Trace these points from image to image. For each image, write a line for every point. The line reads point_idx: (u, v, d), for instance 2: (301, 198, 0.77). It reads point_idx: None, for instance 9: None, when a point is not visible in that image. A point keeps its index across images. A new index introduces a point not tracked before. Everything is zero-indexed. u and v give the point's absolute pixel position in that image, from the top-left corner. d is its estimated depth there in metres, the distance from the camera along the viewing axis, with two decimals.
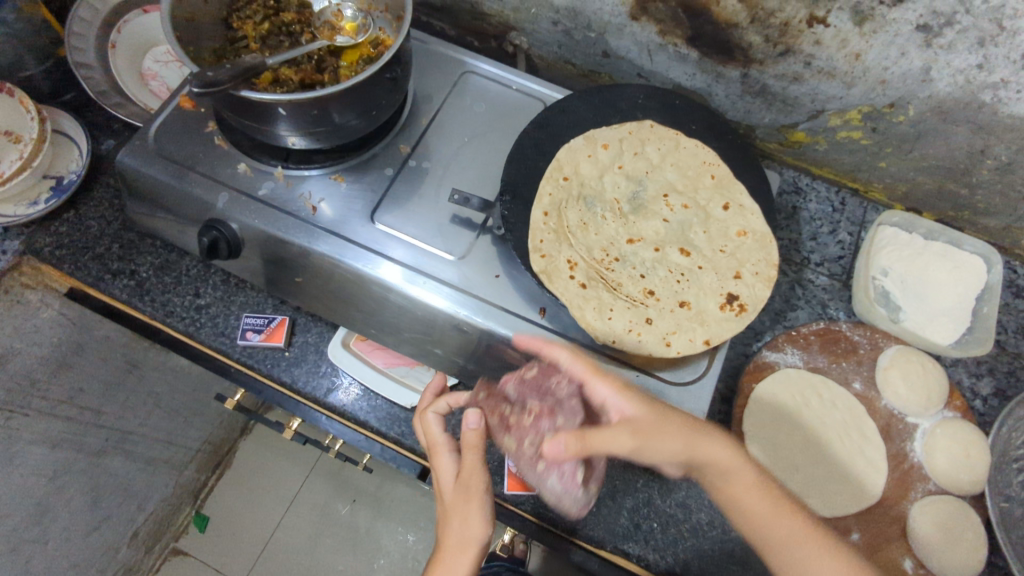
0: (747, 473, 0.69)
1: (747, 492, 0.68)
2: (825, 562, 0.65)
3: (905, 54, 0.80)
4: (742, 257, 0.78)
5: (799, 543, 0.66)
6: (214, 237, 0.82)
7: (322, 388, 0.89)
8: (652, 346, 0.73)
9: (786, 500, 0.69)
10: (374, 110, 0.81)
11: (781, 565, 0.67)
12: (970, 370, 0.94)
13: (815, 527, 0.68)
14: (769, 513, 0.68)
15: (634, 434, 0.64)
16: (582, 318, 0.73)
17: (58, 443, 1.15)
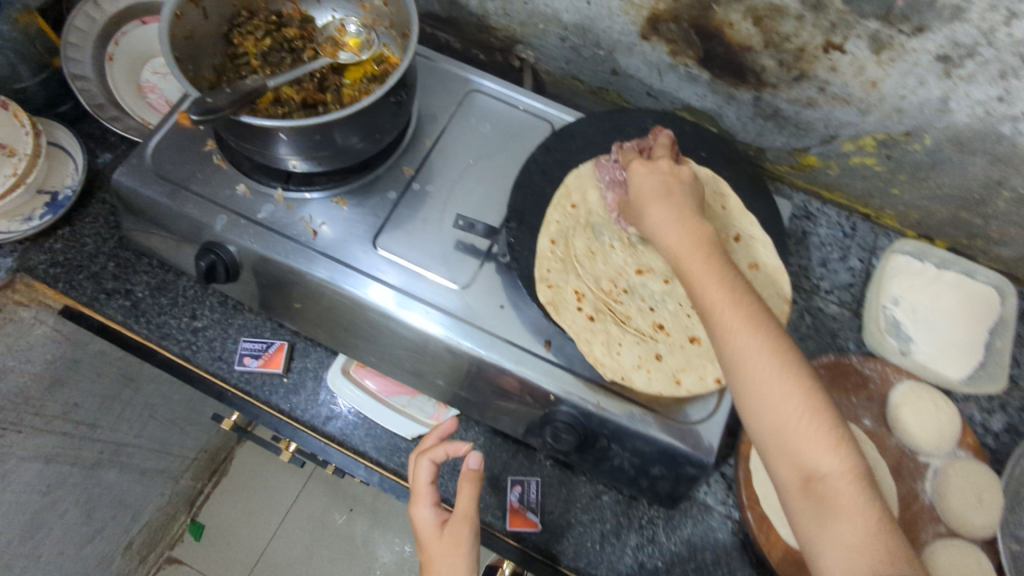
0: (715, 278, 0.60)
1: (712, 286, 0.60)
2: (793, 398, 0.54)
3: (924, 83, 0.78)
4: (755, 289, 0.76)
5: (746, 331, 0.56)
6: (211, 261, 0.81)
7: (320, 416, 0.89)
8: (662, 385, 0.71)
9: (760, 307, 0.58)
10: (378, 133, 0.78)
11: (740, 383, 0.56)
12: (982, 405, 0.93)
13: (791, 352, 0.56)
14: (733, 320, 0.57)
15: (659, 199, 0.68)
16: (590, 353, 0.72)
17: (52, 458, 1.09)
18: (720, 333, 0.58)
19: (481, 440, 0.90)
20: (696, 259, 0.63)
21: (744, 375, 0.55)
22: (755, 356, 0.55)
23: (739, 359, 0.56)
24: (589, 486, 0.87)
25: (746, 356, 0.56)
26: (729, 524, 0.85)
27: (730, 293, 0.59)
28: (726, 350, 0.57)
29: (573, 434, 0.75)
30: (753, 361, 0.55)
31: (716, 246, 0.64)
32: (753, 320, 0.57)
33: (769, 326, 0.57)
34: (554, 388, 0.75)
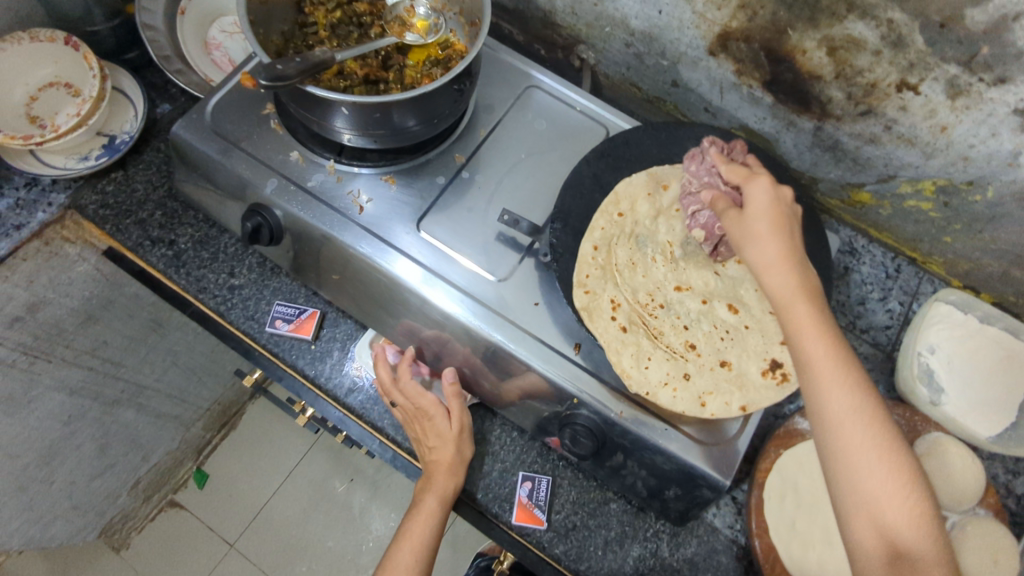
0: (818, 330, 0.57)
1: (817, 341, 0.57)
2: (886, 472, 0.54)
3: (996, 135, 0.76)
4: None
5: (849, 395, 0.55)
6: (257, 223, 0.82)
7: (343, 387, 0.90)
8: (686, 405, 0.71)
9: (862, 370, 0.57)
10: (436, 118, 0.79)
11: (832, 444, 0.55)
12: (1009, 466, 0.92)
13: (887, 420, 0.56)
14: (836, 379, 0.56)
15: (773, 230, 0.61)
16: (618, 364, 0.72)
17: (75, 391, 1.15)
18: (820, 390, 0.56)
19: (497, 434, 0.90)
20: (796, 300, 0.59)
21: (837, 433, 0.55)
22: (854, 422, 0.55)
23: (835, 421, 0.55)
24: (599, 493, 0.87)
25: (843, 420, 0.55)
26: (734, 549, 0.85)
27: (834, 349, 0.57)
28: (823, 407, 0.56)
29: (591, 438, 0.76)
30: (853, 429, 0.55)
31: (821, 293, 0.60)
32: (859, 383, 0.56)
33: (870, 392, 0.56)
34: (579, 392, 0.75)
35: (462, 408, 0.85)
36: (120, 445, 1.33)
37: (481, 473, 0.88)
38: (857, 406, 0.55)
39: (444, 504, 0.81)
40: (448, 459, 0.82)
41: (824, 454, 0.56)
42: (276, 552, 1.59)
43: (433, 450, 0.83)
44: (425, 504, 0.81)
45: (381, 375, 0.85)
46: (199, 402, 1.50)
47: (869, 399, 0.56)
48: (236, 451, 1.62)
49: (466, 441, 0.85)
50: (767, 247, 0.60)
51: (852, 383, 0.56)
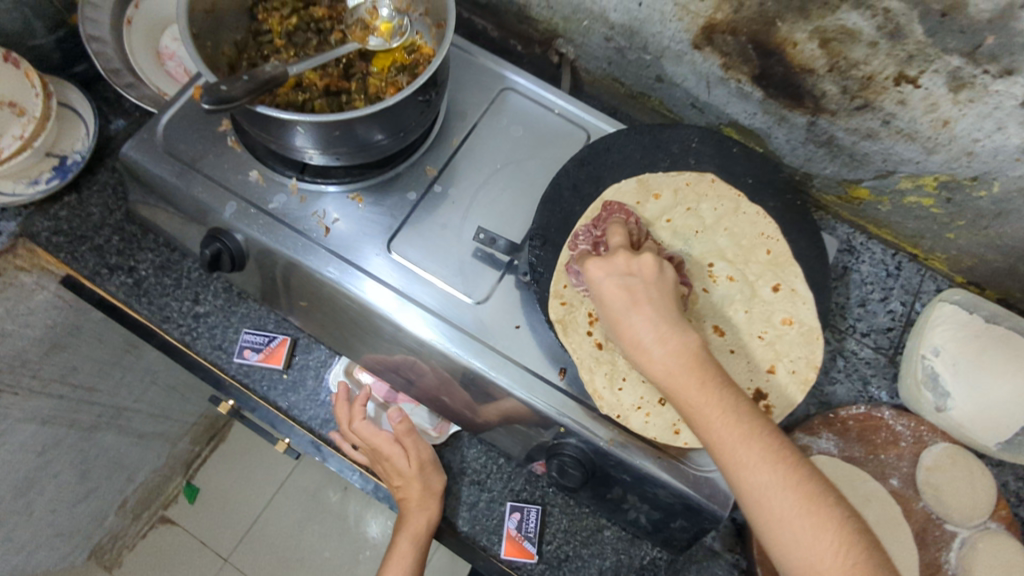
0: (710, 404, 0.53)
1: (712, 417, 0.53)
2: (823, 538, 0.49)
3: (1002, 129, 0.71)
4: (778, 347, 0.72)
5: (759, 467, 0.51)
6: (217, 249, 0.77)
7: (317, 418, 0.86)
8: (659, 431, 0.67)
9: (768, 432, 0.53)
10: (402, 131, 0.73)
11: (763, 527, 0.51)
12: (1019, 472, 0.88)
13: (803, 475, 0.51)
14: (744, 457, 0.52)
15: (632, 301, 0.57)
16: (590, 383, 0.68)
17: (48, 421, 1.10)
18: (731, 469, 0.52)
19: (482, 461, 0.86)
20: (687, 376, 0.54)
21: (762, 508, 0.51)
22: (776, 492, 0.51)
23: (756, 498, 0.51)
24: (592, 519, 0.84)
25: (763, 492, 0.51)
26: (735, 573, 0.82)
27: (733, 421, 0.53)
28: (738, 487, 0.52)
29: (579, 470, 0.72)
30: (775, 501, 0.50)
31: (705, 355, 0.56)
32: (766, 451, 0.52)
33: (781, 453, 0.52)
34: (566, 421, 0.71)
35: (419, 442, 0.81)
36: (101, 469, 1.29)
37: (468, 503, 0.84)
38: (776, 474, 0.51)
39: (418, 543, 0.78)
40: (416, 494, 0.79)
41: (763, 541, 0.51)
42: (273, 565, 1.52)
43: (400, 490, 0.80)
44: (397, 546, 0.78)
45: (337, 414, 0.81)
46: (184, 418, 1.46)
47: (784, 462, 0.52)
48: (231, 463, 1.58)
49: (432, 471, 0.81)
50: (640, 322, 0.56)
51: (765, 451, 0.52)
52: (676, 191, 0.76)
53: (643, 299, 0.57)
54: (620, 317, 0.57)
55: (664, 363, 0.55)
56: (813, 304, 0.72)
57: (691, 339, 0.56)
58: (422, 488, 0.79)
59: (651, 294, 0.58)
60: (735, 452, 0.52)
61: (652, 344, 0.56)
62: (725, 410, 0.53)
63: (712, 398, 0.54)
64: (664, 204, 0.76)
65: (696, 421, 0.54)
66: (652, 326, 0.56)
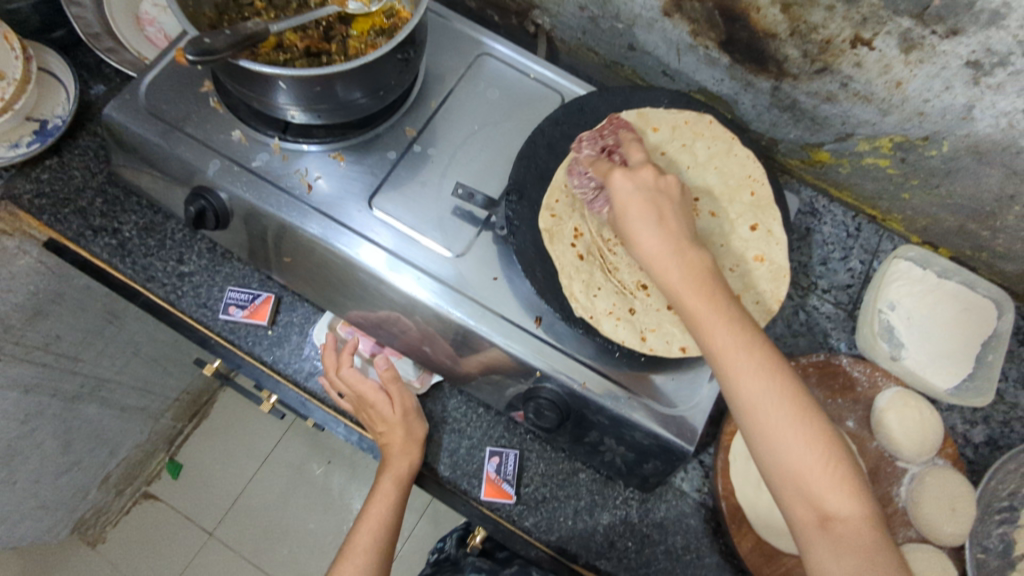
0: (720, 316, 0.59)
1: (718, 326, 0.59)
2: (809, 446, 0.56)
3: (949, 89, 0.76)
4: (749, 279, 0.76)
5: (760, 376, 0.57)
6: (201, 206, 0.79)
7: (302, 371, 0.88)
8: (627, 335, 0.71)
9: (768, 349, 0.59)
10: (382, 90, 0.75)
11: (756, 430, 0.57)
12: (966, 416, 0.93)
13: (797, 391, 0.57)
14: (748, 366, 0.57)
15: (649, 219, 0.62)
16: (568, 287, 0.72)
17: (30, 389, 1.10)
18: (732, 376, 0.58)
19: (462, 411, 0.90)
20: (701, 292, 0.60)
21: (756, 414, 0.57)
22: (773, 401, 0.57)
23: (754, 403, 0.57)
24: (568, 463, 0.88)
25: (761, 399, 0.57)
26: (702, 511, 0.86)
27: (739, 334, 0.59)
28: (737, 392, 0.58)
29: (554, 411, 0.75)
30: (771, 409, 0.56)
31: (715, 276, 0.61)
32: (766, 364, 0.58)
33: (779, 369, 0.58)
34: (542, 365, 0.74)
35: (404, 390, 0.84)
36: (83, 438, 1.29)
37: (449, 450, 0.88)
38: (773, 385, 0.57)
39: (401, 485, 0.82)
40: (399, 439, 0.82)
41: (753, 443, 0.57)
42: (257, 537, 1.57)
43: (383, 435, 0.83)
44: (382, 487, 0.82)
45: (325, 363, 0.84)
46: (167, 391, 1.47)
47: (781, 375, 0.58)
48: (214, 437, 1.60)
49: (415, 419, 0.84)
50: (657, 243, 0.62)
51: (766, 363, 0.58)
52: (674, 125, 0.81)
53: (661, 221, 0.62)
54: (641, 235, 0.62)
55: (678, 279, 0.60)
56: (785, 245, 0.76)
57: (704, 261, 0.62)
58: (405, 434, 0.83)
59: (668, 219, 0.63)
60: (739, 361, 0.57)
61: (669, 261, 0.61)
62: (735, 323, 0.59)
63: (723, 313, 0.59)
64: (661, 136, 0.81)
65: (706, 330, 0.59)
66: (670, 245, 0.61)
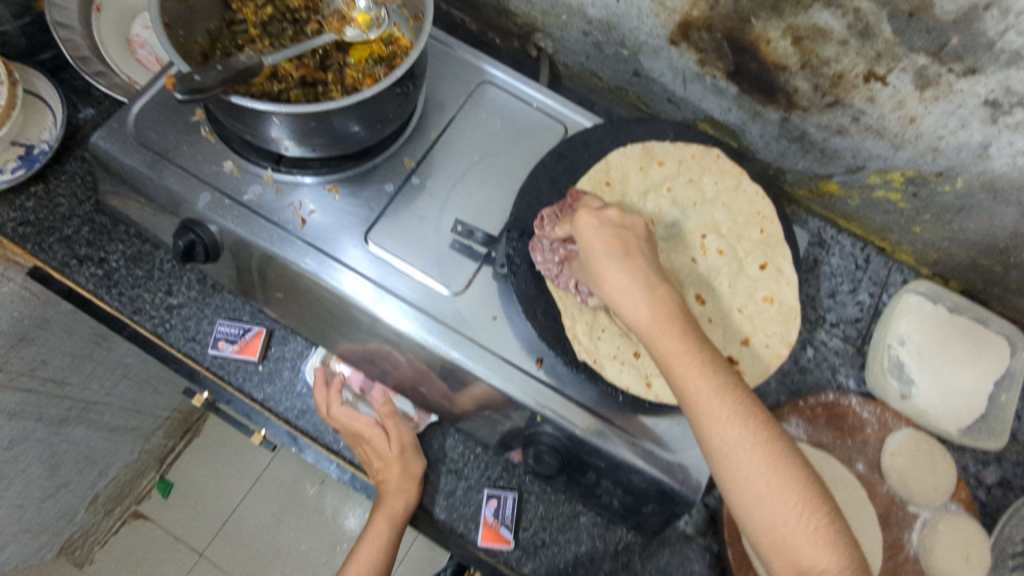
0: (689, 356, 0.56)
1: (691, 370, 0.56)
2: (786, 495, 0.53)
3: (965, 126, 0.73)
4: (757, 322, 0.73)
5: (733, 422, 0.54)
6: (191, 240, 0.76)
7: (294, 409, 0.86)
8: (632, 381, 0.70)
9: (742, 392, 0.56)
10: (380, 122, 0.73)
11: (730, 480, 0.54)
12: (978, 457, 0.91)
13: (772, 436, 0.55)
14: (721, 412, 0.54)
15: (615, 258, 0.60)
16: (571, 329, 0.70)
17: (14, 415, 1.07)
18: (703, 423, 0.55)
19: (460, 450, 0.87)
20: (671, 332, 0.57)
21: (730, 463, 0.54)
22: (747, 448, 0.53)
23: (727, 451, 0.54)
24: (568, 506, 0.85)
25: (734, 447, 0.54)
26: (707, 556, 0.84)
27: (711, 377, 0.56)
28: (710, 441, 0.54)
29: (555, 456, 0.73)
30: (745, 457, 0.53)
31: (684, 315, 0.59)
32: (739, 409, 0.55)
33: (755, 414, 0.55)
34: (543, 410, 0.71)
35: (401, 425, 0.82)
36: (70, 463, 1.26)
37: (445, 492, 0.85)
38: (747, 431, 0.54)
39: (395, 525, 0.79)
40: (397, 474, 0.80)
41: (728, 494, 0.54)
42: (248, 559, 1.53)
43: (379, 472, 0.80)
44: (375, 525, 0.79)
45: (320, 398, 0.81)
46: (157, 412, 1.44)
47: (757, 421, 0.55)
48: (204, 456, 1.56)
49: (412, 457, 0.82)
50: (621, 281, 0.60)
51: (740, 409, 0.55)
52: (679, 161, 0.79)
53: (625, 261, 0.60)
54: (606, 272, 0.60)
55: (646, 318, 0.58)
56: (796, 285, 0.74)
57: (675, 298, 0.59)
58: (405, 470, 0.80)
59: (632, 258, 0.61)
60: (710, 406, 0.55)
61: (635, 301, 0.59)
62: (706, 367, 0.56)
63: (688, 354, 0.57)
64: (665, 171, 0.79)
65: (675, 373, 0.56)
66: (636, 283, 0.59)
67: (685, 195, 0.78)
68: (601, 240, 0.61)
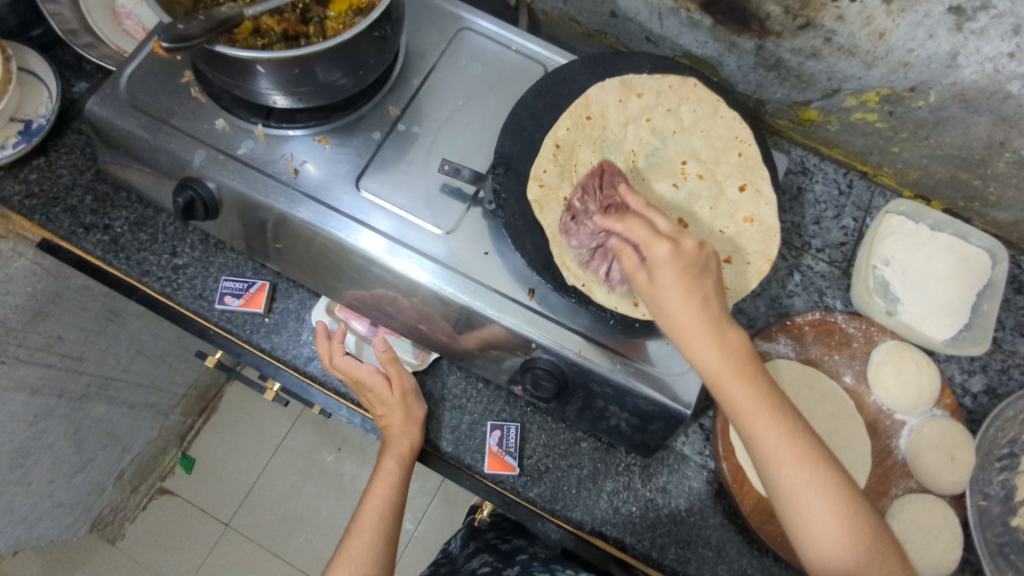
0: (756, 401, 0.62)
1: (755, 412, 0.61)
2: (846, 533, 0.59)
3: (933, 37, 0.75)
4: (739, 241, 0.75)
5: (798, 463, 0.61)
6: (190, 197, 0.79)
7: (301, 356, 0.89)
8: (619, 302, 0.72)
9: (806, 434, 0.62)
10: (361, 69, 0.75)
11: (794, 514, 0.61)
12: (964, 366, 0.94)
13: (834, 475, 0.61)
14: (785, 455, 0.61)
15: (687, 302, 0.62)
16: (559, 257, 0.72)
17: (38, 390, 1.11)
18: (768, 461, 0.61)
19: (462, 387, 0.91)
20: (740, 376, 0.62)
21: (795, 501, 0.60)
22: (810, 490, 0.60)
23: (790, 491, 0.61)
24: (568, 434, 0.89)
25: (799, 488, 0.60)
26: (704, 474, 0.87)
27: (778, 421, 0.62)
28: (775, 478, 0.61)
29: (552, 381, 0.76)
30: (808, 497, 0.60)
31: (749, 357, 0.64)
32: (804, 452, 0.61)
33: (818, 456, 0.62)
34: (537, 337, 0.75)
35: (401, 371, 0.85)
36: (95, 437, 1.31)
37: (450, 427, 0.89)
38: (809, 472, 0.61)
39: (404, 463, 0.83)
40: (399, 419, 0.83)
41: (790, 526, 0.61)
42: (272, 527, 1.58)
43: (383, 417, 0.84)
44: (385, 466, 0.83)
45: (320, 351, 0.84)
46: (174, 386, 1.48)
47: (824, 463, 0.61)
48: (224, 429, 1.62)
49: (414, 400, 0.85)
50: (693, 326, 0.62)
51: (804, 453, 0.61)
52: (656, 91, 0.81)
53: (693, 310, 0.62)
54: (677, 320, 0.62)
55: (717, 365, 0.62)
56: (776, 204, 0.75)
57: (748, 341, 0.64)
58: (407, 415, 0.84)
59: (705, 307, 0.62)
60: (776, 450, 0.61)
61: (706, 347, 0.62)
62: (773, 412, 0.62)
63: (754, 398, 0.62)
64: (643, 102, 0.80)
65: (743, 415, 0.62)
66: (706, 327, 0.62)
67: (661, 125, 0.81)
68: (676, 288, 0.62)
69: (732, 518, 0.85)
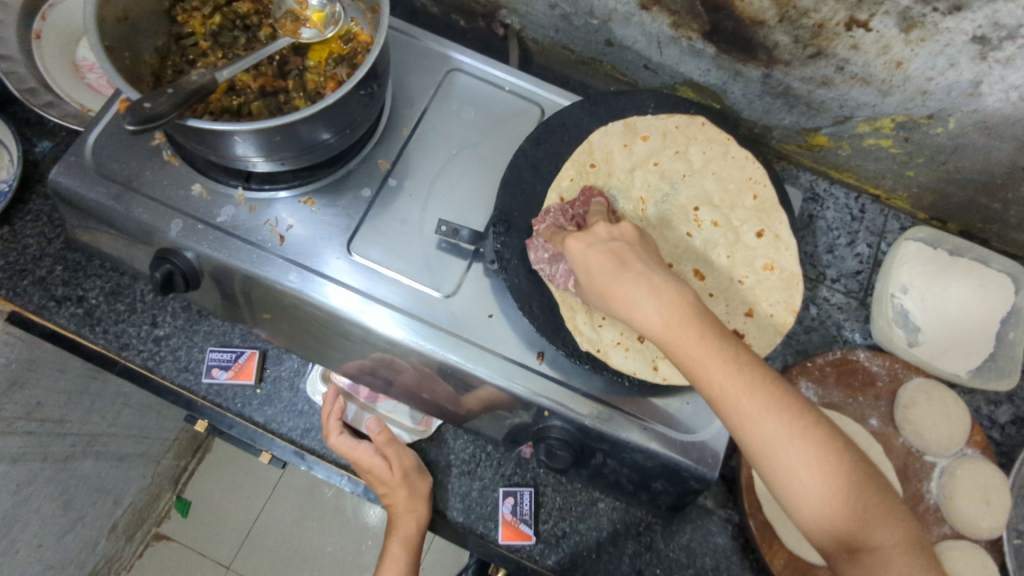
0: (714, 359, 0.53)
1: (712, 368, 0.53)
2: (831, 483, 0.51)
3: (954, 65, 0.70)
4: (760, 291, 0.71)
5: (766, 415, 0.52)
6: (168, 270, 0.73)
7: (297, 429, 0.84)
8: (638, 366, 0.68)
9: (773, 383, 0.53)
10: (349, 127, 0.70)
11: (773, 474, 0.52)
12: (990, 396, 0.90)
13: (809, 419, 0.52)
14: (750, 409, 0.52)
15: (611, 271, 0.57)
16: (570, 320, 0.69)
17: (18, 459, 1.05)
18: (734, 419, 0.53)
19: (470, 451, 0.86)
20: (686, 329, 0.54)
21: (770, 456, 0.52)
22: (783, 439, 0.51)
23: (763, 447, 0.52)
24: (585, 494, 0.84)
25: (772, 442, 0.51)
26: (729, 529, 0.83)
27: (738, 370, 0.53)
28: (745, 438, 0.52)
29: (568, 450, 0.71)
30: (782, 450, 0.51)
31: (699, 308, 0.55)
32: (770, 400, 0.52)
33: (787, 402, 0.53)
34: (548, 405, 0.69)
35: (402, 449, 0.80)
36: (83, 499, 1.24)
37: (460, 494, 0.84)
38: (782, 422, 0.52)
39: (411, 545, 0.79)
40: (403, 498, 0.78)
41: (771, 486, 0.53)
42: (273, 570, 1.53)
43: (386, 497, 0.79)
44: (391, 551, 0.79)
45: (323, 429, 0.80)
46: (164, 436, 1.42)
47: (795, 410, 0.52)
48: (217, 475, 1.55)
49: (417, 476, 0.80)
50: (630, 287, 0.56)
51: (773, 404, 0.52)
52: (664, 131, 0.75)
53: (619, 276, 0.57)
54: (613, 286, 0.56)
55: (658, 326, 0.55)
56: (796, 249, 0.71)
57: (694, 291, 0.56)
58: (408, 499, 0.78)
59: (637, 271, 0.57)
60: (742, 404, 0.52)
61: (644, 305, 0.55)
62: (733, 362, 0.53)
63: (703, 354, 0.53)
64: (649, 145, 0.76)
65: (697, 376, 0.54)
66: (645, 287, 0.56)
67: (673, 166, 0.76)
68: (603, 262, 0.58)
69: (760, 575, 0.81)
